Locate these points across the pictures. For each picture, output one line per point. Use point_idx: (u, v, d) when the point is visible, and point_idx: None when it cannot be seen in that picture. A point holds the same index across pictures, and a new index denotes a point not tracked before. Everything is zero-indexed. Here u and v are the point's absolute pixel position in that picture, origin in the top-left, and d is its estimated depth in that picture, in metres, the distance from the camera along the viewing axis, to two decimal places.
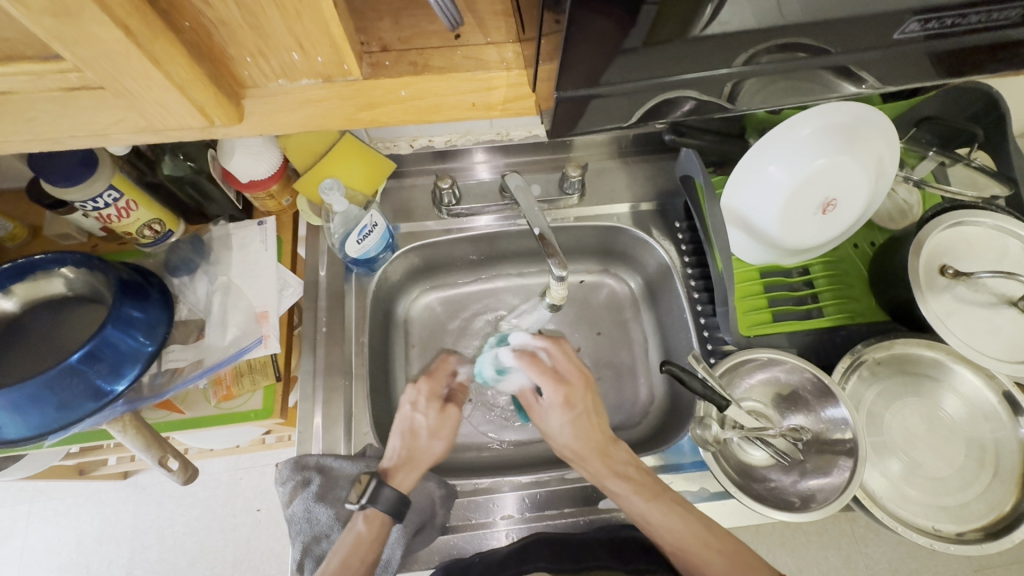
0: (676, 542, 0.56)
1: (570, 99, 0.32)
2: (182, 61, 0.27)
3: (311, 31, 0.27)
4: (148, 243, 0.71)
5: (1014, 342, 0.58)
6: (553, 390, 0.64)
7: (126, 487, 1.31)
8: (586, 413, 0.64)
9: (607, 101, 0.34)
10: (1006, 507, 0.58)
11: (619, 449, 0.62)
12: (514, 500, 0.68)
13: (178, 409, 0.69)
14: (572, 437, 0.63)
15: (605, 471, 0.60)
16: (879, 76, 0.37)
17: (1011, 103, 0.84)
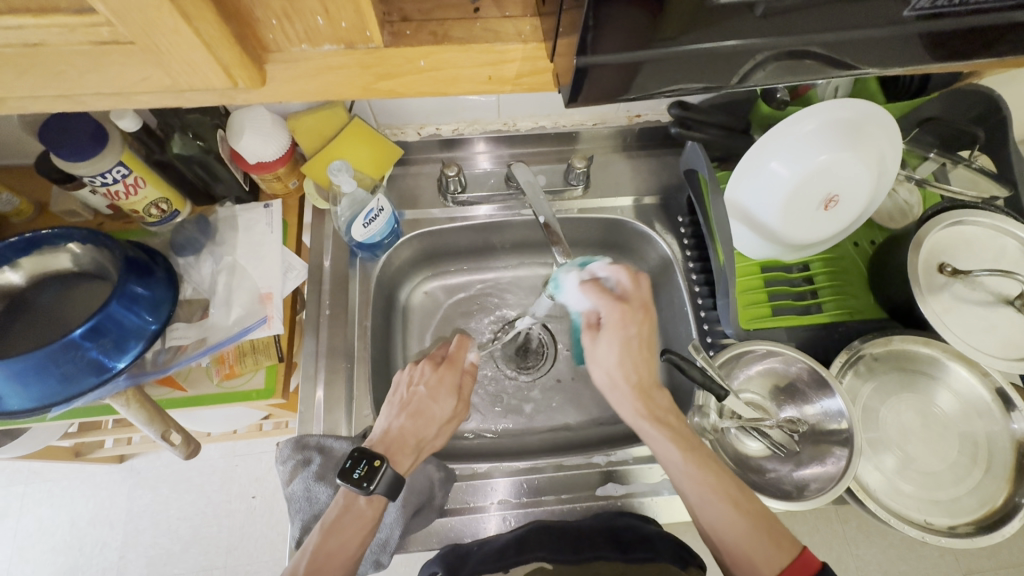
0: (700, 496, 0.56)
1: (585, 70, 0.33)
2: (212, 20, 0.27)
3: None
4: (154, 222, 0.71)
5: (1010, 339, 0.59)
6: (609, 312, 0.63)
7: (122, 471, 1.31)
8: (635, 340, 0.63)
9: (621, 75, 0.34)
10: (997, 502, 0.59)
11: (660, 394, 0.62)
12: (510, 485, 0.68)
13: (181, 386, 0.69)
14: (617, 364, 0.62)
15: (645, 411, 0.61)
16: (891, 59, 0.37)
17: (1012, 108, 0.85)
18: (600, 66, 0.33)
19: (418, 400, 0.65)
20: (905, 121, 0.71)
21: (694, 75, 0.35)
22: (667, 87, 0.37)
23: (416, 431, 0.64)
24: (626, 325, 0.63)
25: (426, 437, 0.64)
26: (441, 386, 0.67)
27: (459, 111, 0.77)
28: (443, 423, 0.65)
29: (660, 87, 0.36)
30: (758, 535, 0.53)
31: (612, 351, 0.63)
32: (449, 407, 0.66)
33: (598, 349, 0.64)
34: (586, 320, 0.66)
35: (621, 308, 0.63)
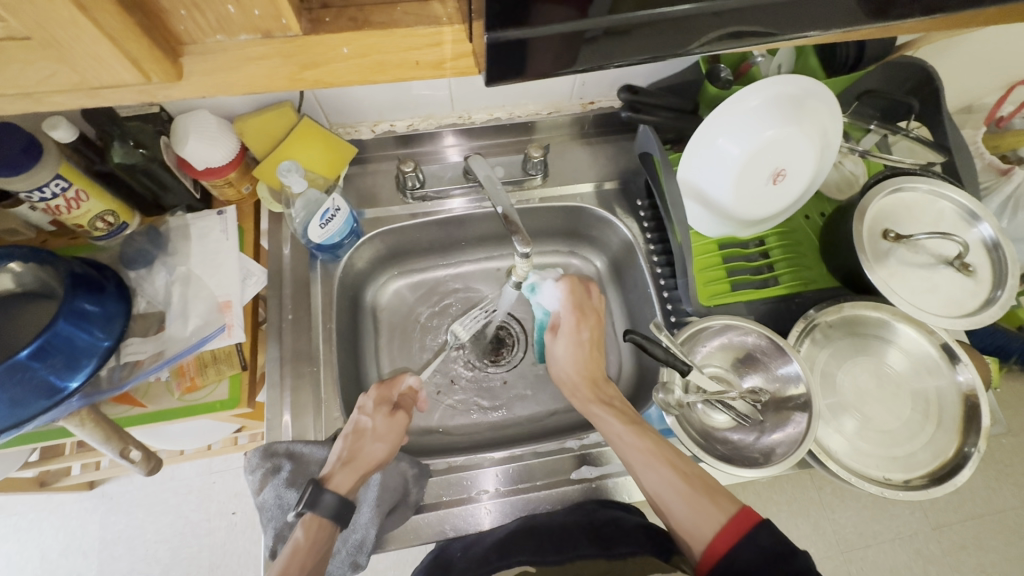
0: (642, 460, 0.59)
1: (505, 45, 0.32)
2: (112, 9, 0.26)
3: None
4: (101, 236, 0.69)
5: (951, 298, 0.62)
6: (565, 317, 0.72)
7: (92, 498, 1.26)
8: (587, 343, 0.71)
9: (550, 45, 0.32)
10: (948, 453, 0.62)
11: (604, 387, 0.68)
12: (498, 474, 0.69)
13: (140, 402, 0.66)
14: (570, 361, 0.70)
15: (592, 398, 0.67)
16: (818, 26, 0.38)
17: (945, 78, 0.89)
18: (517, 40, 0.31)
19: (361, 430, 0.64)
20: (845, 95, 0.74)
21: (626, 48, 0.35)
22: (604, 62, 0.36)
23: (359, 455, 0.62)
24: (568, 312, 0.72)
25: (368, 459, 0.62)
26: (391, 425, 0.65)
27: (412, 106, 0.77)
28: (382, 454, 0.63)
29: (594, 62, 0.36)
30: (686, 490, 0.56)
31: (565, 346, 0.71)
32: (393, 441, 0.65)
33: (557, 344, 0.72)
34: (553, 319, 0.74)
35: (577, 314, 0.71)
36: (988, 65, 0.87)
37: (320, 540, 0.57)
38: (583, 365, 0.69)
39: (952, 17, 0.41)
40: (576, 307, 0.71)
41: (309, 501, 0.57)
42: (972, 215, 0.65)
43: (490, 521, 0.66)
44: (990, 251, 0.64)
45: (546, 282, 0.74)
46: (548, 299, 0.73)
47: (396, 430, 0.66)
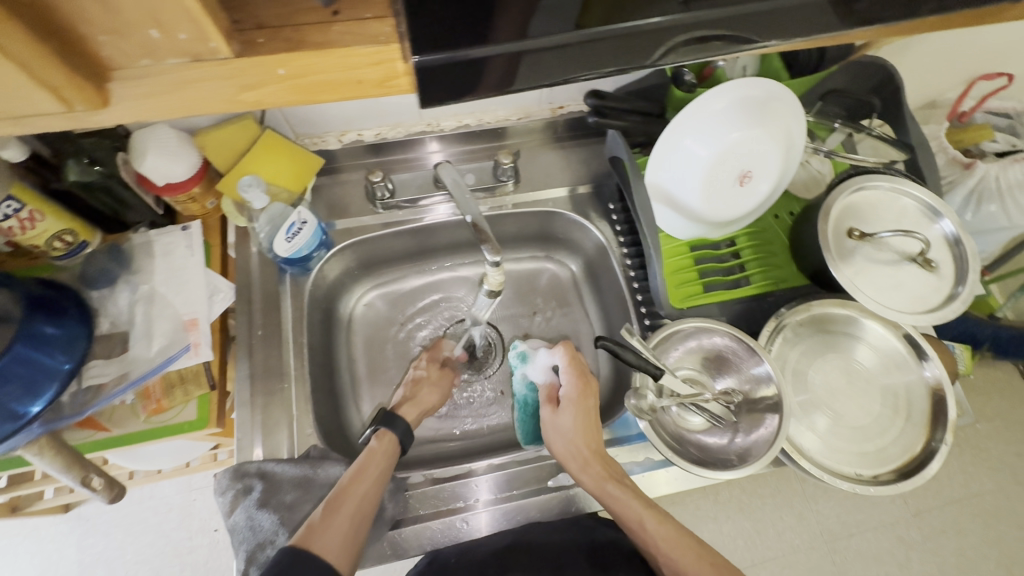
0: (671, 546, 0.58)
1: (443, 65, 0.30)
2: (23, 39, 0.24)
3: (165, 4, 0.25)
4: (60, 256, 0.66)
5: (915, 295, 0.63)
6: (570, 385, 0.69)
7: (68, 521, 1.23)
8: (589, 414, 0.66)
9: (499, 65, 0.31)
10: (916, 448, 0.63)
11: (605, 454, 0.64)
12: (489, 482, 0.68)
13: (105, 427, 0.65)
14: (571, 433, 0.65)
15: (605, 475, 0.62)
16: (784, 34, 0.35)
17: (908, 75, 0.90)
18: (452, 60, 0.30)
19: (421, 377, 0.75)
20: (811, 95, 0.75)
21: (581, 65, 0.33)
22: (568, 76, 0.34)
23: (423, 398, 0.73)
24: (572, 378, 0.69)
25: (427, 401, 0.73)
26: (439, 381, 0.76)
27: (379, 114, 0.76)
28: (438, 401, 0.74)
29: (542, 79, 0.34)
30: None
31: (571, 416, 0.66)
32: (444, 391, 0.75)
33: (558, 416, 0.67)
34: (547, 393, 0.71)
35: (582, 380, 0.69)
36: (948, 62, 0.89)
37: (387, 459, 0.63)
38: (590, 438, 0.64)
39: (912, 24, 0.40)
40: (582, 372, 0.69)
41: (389, 421, 0.66)
42: (933, 212, 0.66)
43: (477, 534, 0.65)
44: (951, 247, 0.65)
45: (538, 352, 0.76)
46: (539, 370, 0.75)
47: (446, 384, 0.76)
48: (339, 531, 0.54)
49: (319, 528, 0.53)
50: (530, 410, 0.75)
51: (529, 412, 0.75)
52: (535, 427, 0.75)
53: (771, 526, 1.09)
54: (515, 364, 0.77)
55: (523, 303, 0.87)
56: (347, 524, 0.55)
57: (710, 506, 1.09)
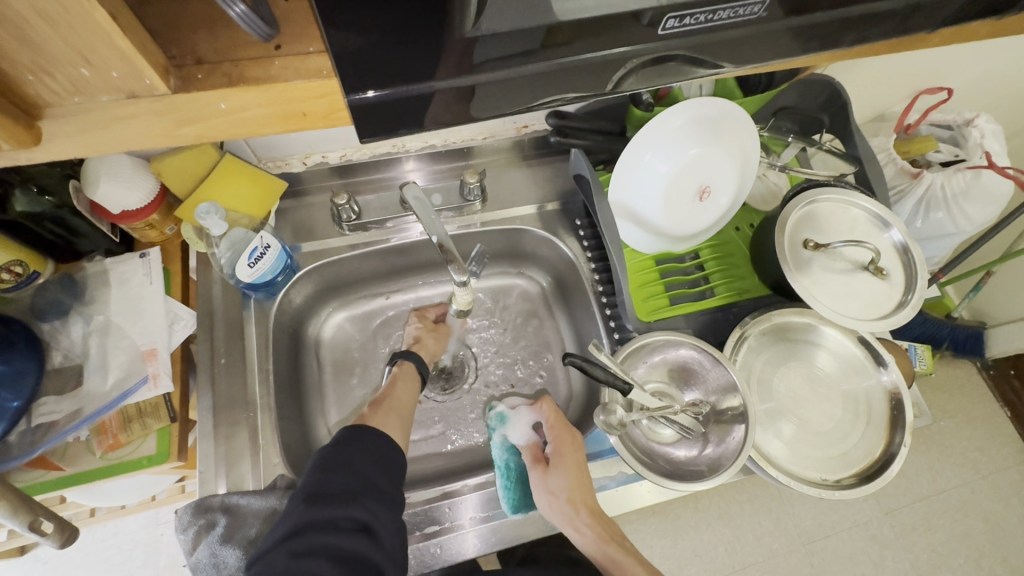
0: None
1: (403, 97, 0.31)
2: None
3: (91, 42, 0.24)
4: (8, 288, 0.64)
5: (869, 302, 0.65)
6: (559, 441, 0.67)
7: (25, 565, 1.17)
8: (584, 474, 0.65)
9: (445, 97, 0.32)
10: (878, 451, 0.65)
11: (598, 511, 0.64)
12: (475, 500, 0.67)
13: (58, 465, 0.62)
14: (570, 494, 0.64)
15: (607, 536, 0.63)
16: (722, 62, 0.36)
17: (855, 90, 0.94)
18: (404, 96, 0.31)
19: (418, 331, 0.79)
20: (764, 111, 0.77)
21: (534, 94, 0.34)
22: (533, 103, 0.35)
23: (427, 345, 0.78)
24: (559, 435, 0.68)
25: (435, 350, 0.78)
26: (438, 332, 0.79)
27: (343, 137, 0.76)
28: (441, 349, 0.78)
29: (492, 110, 0.34)
30: None
31: (562, 474, 0.65)
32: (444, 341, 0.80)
33: (553, 478, 0.65)
34: (533, 453, 0.69)
35: (569, 435, 0.68)
36: (891, 78, 0.93)
37: (410, 379, 0.72)
38: (589, 499, 0.64)
39: (847, 51, 0.42)
40: (567, 426, 0.69)
41: (407, 355, 0.73)
42: (882, 221, 0.69)
43: (458, 557, 0.64)
44: (901, 255, 0.68)
45: (517, 412, 0.73)
46: (520, 430, 0.72)
47: (444, 333, 0.80)
48: (389, 420, 0.65)
49: (371, 419, 0.65)
50: (514, 476, 0.68)
51: (513, 478, 0.68)
52: (521, 493, 0.67)
53: (750, 532, 1.10)
54: (494, 427, 0.73)
55: (494, 319, 0.87)
56: (392, 417, 0.66)
57: (690, 515, 1.10)
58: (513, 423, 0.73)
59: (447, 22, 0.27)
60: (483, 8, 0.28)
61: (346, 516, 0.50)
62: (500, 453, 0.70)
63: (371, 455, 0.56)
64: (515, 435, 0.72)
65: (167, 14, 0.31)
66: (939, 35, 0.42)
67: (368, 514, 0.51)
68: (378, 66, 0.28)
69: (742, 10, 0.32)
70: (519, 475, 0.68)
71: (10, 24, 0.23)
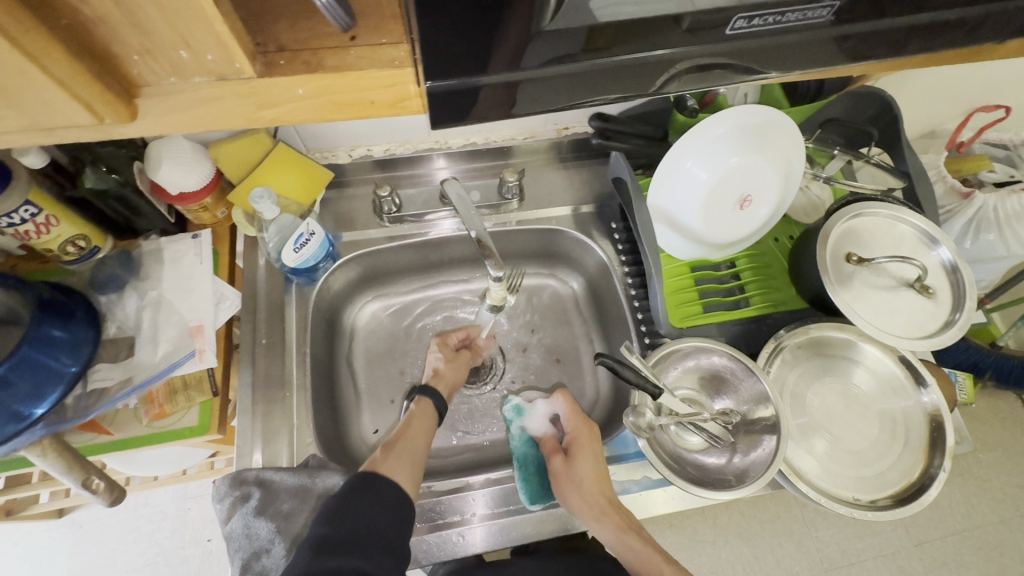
0: None
1: (444, 92, 0.31)
2: (60, 56, 0.25)
3: (195, 28, 0.26)
4: (72, 260, 0.68)
5: (913, 320, 0.64)
6: (576, 432, 0.68)
7: (62, 527, 1.22)
8: (601, 465, 0.66)
9: (492, 91, 0.32)
10: (915, 474, 0.63)
11: (618, 503, 0.64)
12: (485, 497, 0.68)
13: (108, 430, 0.65)
14: (587, 482, 0.64)
15: (626, 527, 0.62)
16: (782, 65, 0.36)
17: (905, 105, 0.92)
18: (461, 87, 0.31)
19: (438, 361, 0.76)
20: (811, 122, 0.76)
21: (590, 90, 0.34)
22: (573, 101, 0.35)
23: (447, 375, 0.75)
24: (576, 425, 0.69)
25: (454, 381, 0.76)
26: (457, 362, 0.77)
27: (388, 131, 0.78)
28: (460, 379, 0.76)
29: (541, 106, 0.35)
30: None
31: (582, 464, 0.66)
32: (464, 369, 0.77)
33: (571, 467, 0.65)
34: (549, 443, 0.71)
35: (587, 427, 0.69)
36: (945, 94, 0.91)
37: (425, 419, 0.68)
38: (606, 489, 0.64)
39: (912, 59, 0.41)
40: (584, 418, 0.70)
41: (425, 391, 0.70)
42: (931, 239, 0.67)
43: (472, 549, 0.65)
44: (949, 274, 0.66)
45: (534, 405, 0.76)
46: (537, 422, 0.75)
47: (464, 362, 0.78)
48: (400, 464, 0.60)
49: (382, 465, 0.59)
50: (531, 468, 0.69)
51: (530, 469, 0.69)
52: (538, 485, 0.68)
53: (770, 552, 1.08)
54: (512, 419, 0.76)
55: (524, 318, 0.88)
56: (405, 462, 0.61)
57: (708, 530, 1.09)
58: (530, 415, 0.76)
59: (518, 16, 0.28)
60: (559, 5, 0.29)
61: (348, 566, 0.46)
62: (517, 444, 0.73)
63: (380, 507, 0.52)
64: (532, 427, 0.74)
65: (253, 6, 0.33)
66: (1010, 47, 0.41)
67: (367, 564, 0.47)
68: (443, 57, 0.29)
69: (809, 13, 0.32)
70: (536, 468, 0.70)
71: (126, 7, 0.25)
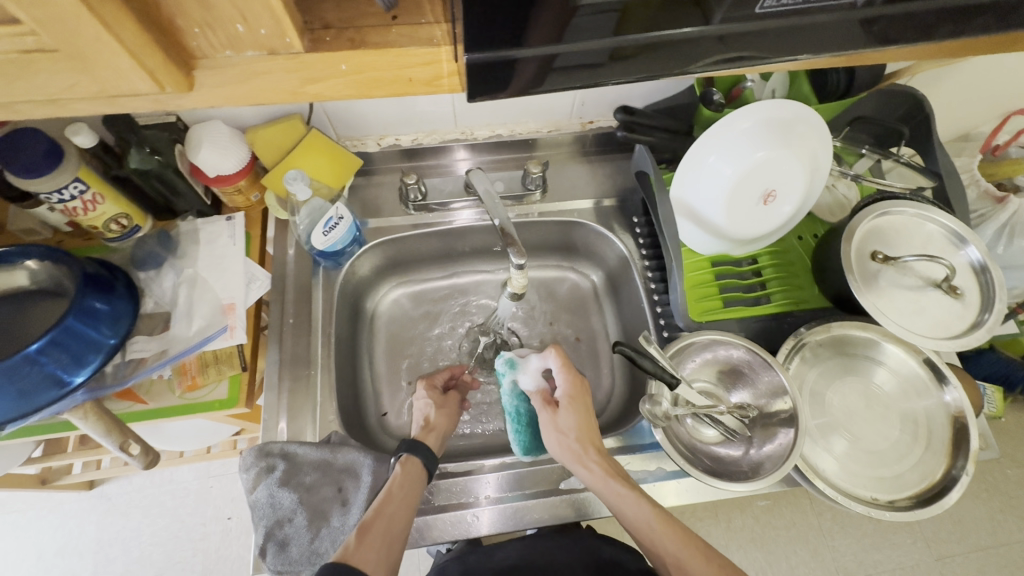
0: (679, 552, 0.57)
1: (479, 65, 0.32)
2: (132, 26, 0.28)
3: (252, 2, 0.28)
4: (114, 237, 0.71)
5: (938, 320, 0.63)
6: (568, 384, 0.69)
7: (91, 498, 1.27)
8: (588, 417, 0.67)
9: (528, 66, 0.33)
10: (937, 475, 0.62)
11: (607, 454, 0.64)
12: (496, 480, 0.69)
13: (143, 399, 0.68)
14: (573, 431, 0.65)
15: (611, 473, 0.62)
16: (812, 49, 0.36)
17: (939, 107, 0.90)
18: (498, 60, 0.32)
19: (428, 408, 0.73)
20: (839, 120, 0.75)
21: (620, 69, 0.35)
22: (601, 79, 0.36)
23: (437, 425, 0.72)
24: (568, 378, 0.70)
25: (442, 426, 0.72)
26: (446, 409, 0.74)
27: (417, 121, 0.80)
28: (451, 424, 0.73)
29: (573, 82, 0.35)
30: None
31: (572, 415, 0.67)
32: (453, 414, 0.75)
33: (560, 418, 0.67)
34: (542, 397, 0.70)
35: (579, 380, 0.70)
36: (982, 94, 0.89)
37: (411, 485, 0.62)
38: (592, 437, 0.65)
39: (946, 45, 0.41)
40: (576, 372, 0.71)
41: (414, 449, 0.64)
42: (959, 238, 0.66)
43: (486, 530, 0.66)
44: (978, 275, 0.65)
45: (527, 359, 0.74)
46: (530, 376, 0.73)
47: (453, 405, 0.76)
48: (373, 552, 0.54)
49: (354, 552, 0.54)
50: (525, 421, 0.71)
51: (524, 422, 0.71)
52: (531, 437, 0.71)
53: (784, 559, 1.07)
54: (503, 372, 0.72)
55: (542, 309, 0.89)
56: (380, 548, 0.55)
57: (721, 533, 1.08)
58: (523, 368, 0.73)
59: None
60: None
61: None
62: (511, 397, 0.72)
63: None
64: (524, 381, 0.72)
65: None
66: None
67: None
68: (482, 29, 0.30)
69: None
70: (530, 420, 0.71)
71: None
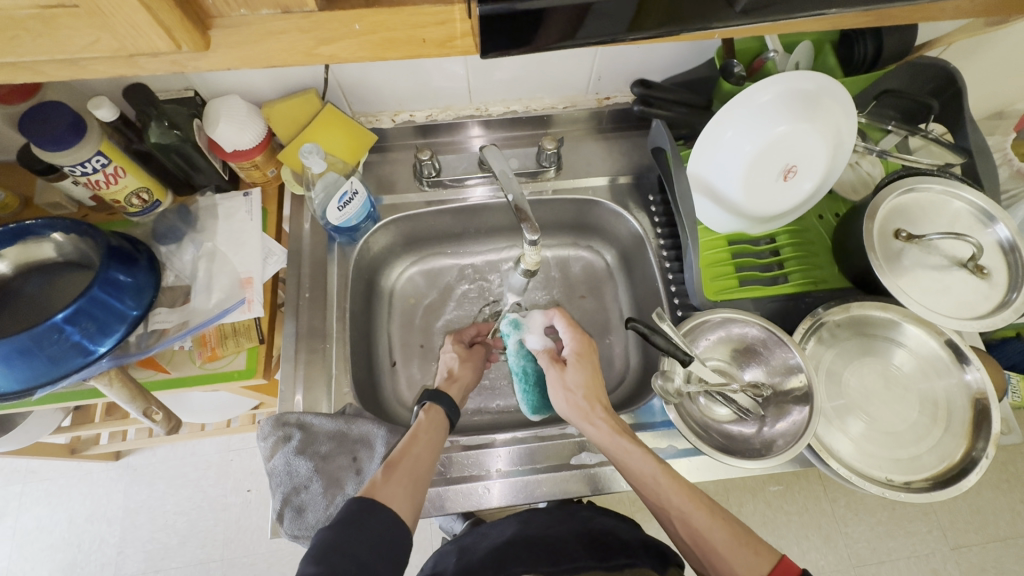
0: (683, 508, 0.57)
1: (508, 18, 0.31)
2: None
3: None
4: (136, 212, 0.73)
5: (963, 300, 0.61)
6: (574, 343, 0.70)
7: (118, 468, 1.32)
8: (595, 378, 0.67)
9: (559, 17, 0.32)
10: (955, 457, 0.61)
11: (615, 412, 0.65)
12: (508, 454, 0.70)
13: (163, 368, 0.70)
14: (578, 387, 0.66)
15: (616, 429, 0.62)
16: (836, 5, 0.35)
17: (972, 83, 0.87)
18: (526, 11, 0.31)
19: (453, 360, 0.76)
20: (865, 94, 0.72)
21: (650, 21, 0.33)
22: (623, 35, 0.35)
23: (461, 377, 0.75)
24: (575, 338, 0.70)
25: (465, 379, 0.74)
26: (469, 360, 0.77)
27: (431, 97, 0.79)
28: (475, 377, 0.76)
29: (597, 35, 0.34)
30: (742, 546, 0.54)
31: (580, 373, 0.67)
32: (477, 367, 0.77)
33: (565, 375, 0.68)
34: (550, 355, 0.71)
35: (586, 339, 0.70)
36: (1020, 69, 0.85)
37: (435, 430, 0.64)
38: (598, 395, 0.66)
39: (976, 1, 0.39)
40: (584, 332, 0.71)
41: (436, 398, 0.67)
42: (987, 216, 0.64)
43: (497, 501, 0.67)
44: (1006, 254, 0.63)
45: (531, 317, 0.75)
46: (534, 334, 0.74)
47: (478, 359, 0.78)
48: (401, 487, 0.56)
49: (383, 486, 0.55)
50: (531, 379, 0.74)
51: (531, 381, 0.74)
52: (538, 396, 0.74)
53: (795, 543, 1.07)
54: (509, 332, 0.74)
55: (555, 288, 0.88)
56: (408, 483, 0.57)
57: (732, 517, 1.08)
58: (527, 326, 0.75)
59: None
60: None
61: None
62: (517, 357, 0.74)
63: (373, 544, 0.50)
64: (530, 337, 0.74)
65: None
66: None
67: None
68: None
69: None
70: (536, 378, 0.74)
71: None
